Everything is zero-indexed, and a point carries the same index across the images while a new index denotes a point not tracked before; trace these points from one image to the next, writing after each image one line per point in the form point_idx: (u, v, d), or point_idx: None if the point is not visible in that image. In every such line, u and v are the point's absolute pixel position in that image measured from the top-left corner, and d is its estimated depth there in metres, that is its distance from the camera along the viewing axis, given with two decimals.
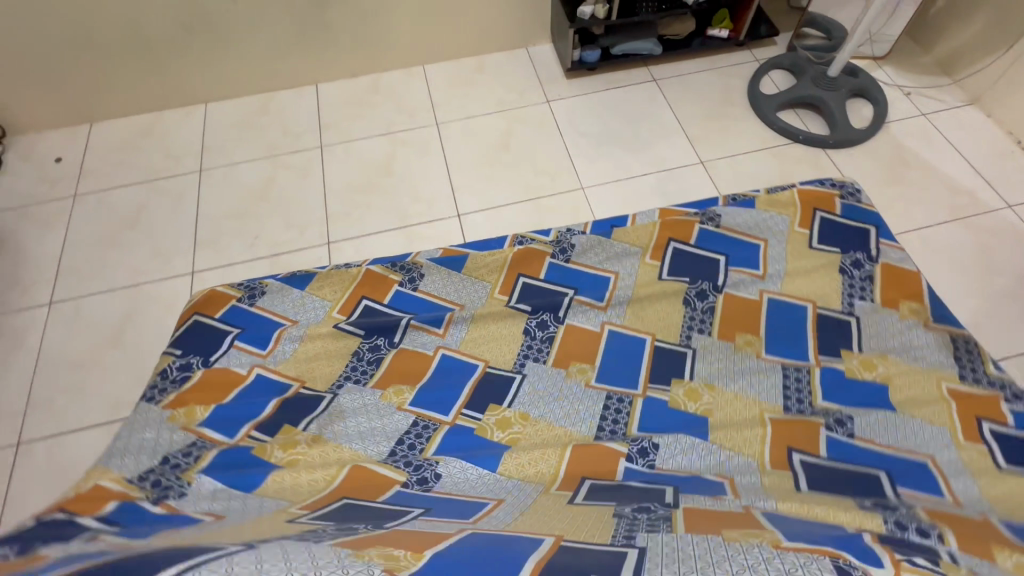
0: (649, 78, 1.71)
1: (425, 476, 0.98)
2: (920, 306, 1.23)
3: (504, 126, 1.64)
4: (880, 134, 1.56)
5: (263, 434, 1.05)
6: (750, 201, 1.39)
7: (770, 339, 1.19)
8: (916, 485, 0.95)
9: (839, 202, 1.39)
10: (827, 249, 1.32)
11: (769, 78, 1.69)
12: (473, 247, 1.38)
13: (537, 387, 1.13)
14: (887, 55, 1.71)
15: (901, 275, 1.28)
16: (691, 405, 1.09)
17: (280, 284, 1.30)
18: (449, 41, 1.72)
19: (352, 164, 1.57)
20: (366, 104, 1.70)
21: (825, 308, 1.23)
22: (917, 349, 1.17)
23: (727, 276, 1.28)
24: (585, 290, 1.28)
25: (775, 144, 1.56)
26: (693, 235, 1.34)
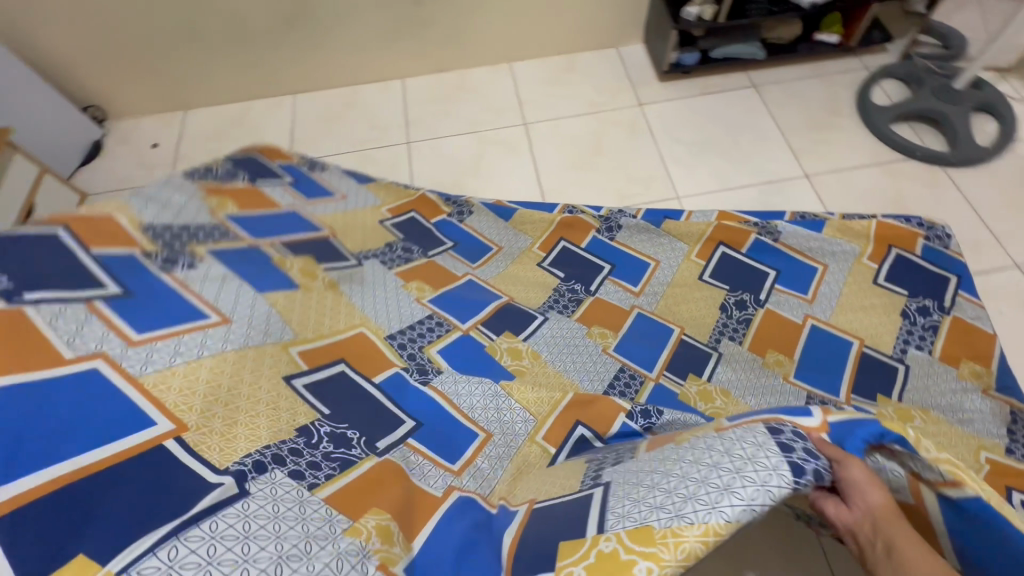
0: (748, 83, 1.63)
1: (425, 366, 0.89)
2: (984, 370, 1.07)
3: (593, 128, 1.59)
4: (1006, 153, 1.44)
5: (286, 250, 0.98)
6: (818, 222, 1.24)
7: (804, 364, 1.04)
8: None
9: (921, 241, 1.22)
10: (892, 286, 1.15)
11: (881, 88, 1.59)
12: (526, 206, 1.33)
13: (557, 333, 1.04)
14: (1014, 68, 1.58)
15: (971, 336, 1.11)
16: (701, 403, 0.96)
17: (342, 171, 1.29)
18: (540, 38, 1.68)
19: (439, 161, 1.55)
20: (452, 100, 1.67)
21: (874, 348, 1.07)
22: (966, 412, 1.00)
23: (771, 293, 1.14)
24: (622, 273, 1.19)
25: (888, 159, 1.46)
26: (749, 244, 1.21)
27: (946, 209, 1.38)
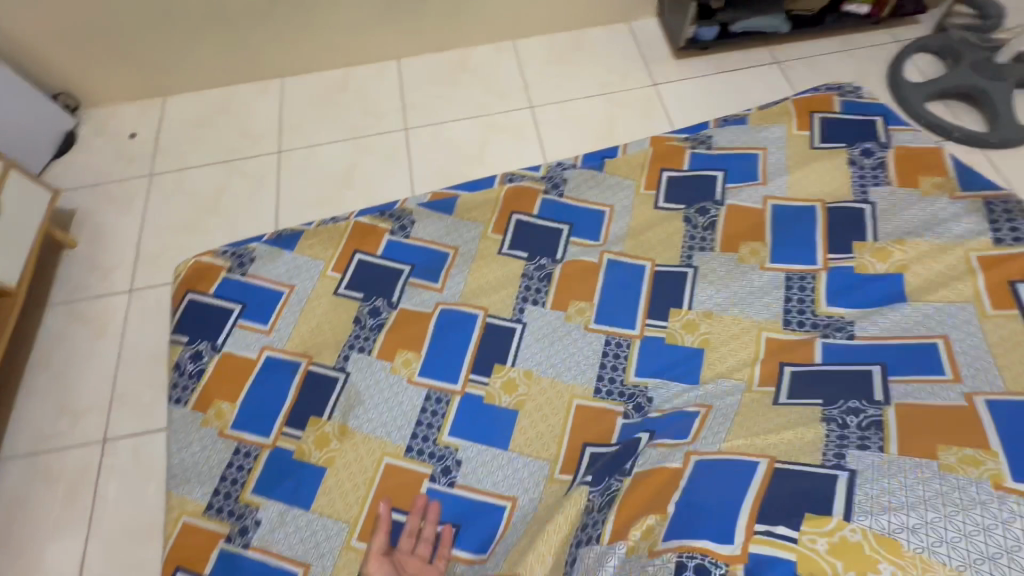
0: (770, 60, 1.52)
1: (448, 466, 1.00)
2: (943, 180, 1.15)
3: (605, 110, 1.47)
4: None
5: (297, 432, 1.02)
6: (740, 120, 1.33)
7: (776, 244, 1.13)
8: (917, 368, 0.91)
9: (835, 102, 1.32)
10: (830, 146, 1.24)
11: (913, 64, 1.47)
12: (462, 187, 1.30)
13: (540, 333, 1.11)
14: None
15: (918, 158, 1.20)
16: (689, 337, 1.06)
17: (267, 248, 1.21)
18: (546, 13, 1.56)
19: (440, 149, 1.44)
20: (452, 82, 1.55)
21: (835, 204, 1.15)
22: (941, 223, 1.09)
23: (725, 193, 1.22)
24: (580, 229, 1.22)
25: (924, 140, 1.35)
26: (686, 161, 1.28)
27: None
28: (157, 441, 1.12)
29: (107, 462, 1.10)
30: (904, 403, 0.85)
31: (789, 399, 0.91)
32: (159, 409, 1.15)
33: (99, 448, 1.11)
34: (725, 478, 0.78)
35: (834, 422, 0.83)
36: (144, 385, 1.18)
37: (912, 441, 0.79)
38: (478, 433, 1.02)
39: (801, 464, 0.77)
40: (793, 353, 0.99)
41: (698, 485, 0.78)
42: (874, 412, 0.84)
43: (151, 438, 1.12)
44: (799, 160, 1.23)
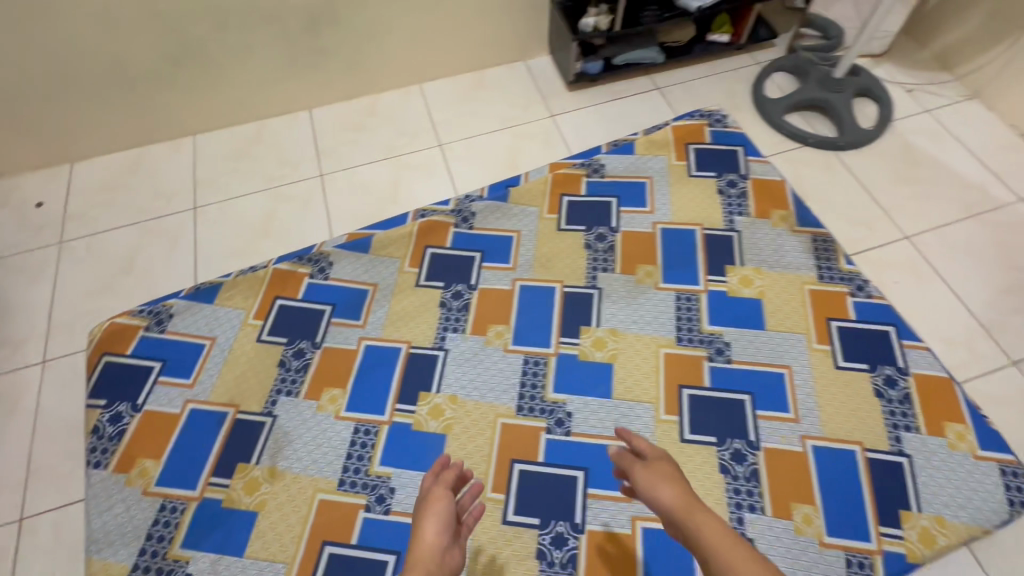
0: (652, 86, 1.69)
1: (382, 494, 1.03)
2: (788, 213, 1.31)
3: (509, 144, 1.59)
4: (888, 134, 1.56)
5: (224, 481, 1.03)
6: (628, 147, 1.45)
7: (666, 267, 1.26)
8: (774, 398, 1.08)
9: (707, 130, 1.46)
10: (704, 175, 1.38)
11: (772, 81, 1.68)
12: (378, 226, 1.37)
13: (460, 358, 1.18)
14: (886, 52, 1.71)
15: (769, 189, 1.35)
16: (599, 352, 1.17)
17: (186, 303, 1.22)
18: (447, 59, 1.68)
19: (356, 192, 1.51)
20: (363, 128, 1.63)
21: (711, 229, 1.29)
22: (785, 254, 1.25)
23: (620, 219, 1.34)
24: (491, 255, 1.31)
25: (786, 148, 1.54)
26: (582, 188, 1.40)
27: (843, 192, 1.46)
28: (77, 512, 1.10)
29: (25, 541, 1.07)
30: (771, 449, 1.03)
31: (691, 436, 1.05)
32: (80, 478, 1.13)
33: (15, 527, 1.08)
34: (672, 551, 0.97)
35: (728, 476, 1.01)
36: (62, 455, 1.16)
37: (781, 498, 0.98)
38: (407, 459, 1.06)
39: None
40: (685, 370, 1.13)
41: (654, 562, 0.96)
42: (751, 460, 1.02)
43: (71, 509, 1.10)
44: (679, 184, 1.38)
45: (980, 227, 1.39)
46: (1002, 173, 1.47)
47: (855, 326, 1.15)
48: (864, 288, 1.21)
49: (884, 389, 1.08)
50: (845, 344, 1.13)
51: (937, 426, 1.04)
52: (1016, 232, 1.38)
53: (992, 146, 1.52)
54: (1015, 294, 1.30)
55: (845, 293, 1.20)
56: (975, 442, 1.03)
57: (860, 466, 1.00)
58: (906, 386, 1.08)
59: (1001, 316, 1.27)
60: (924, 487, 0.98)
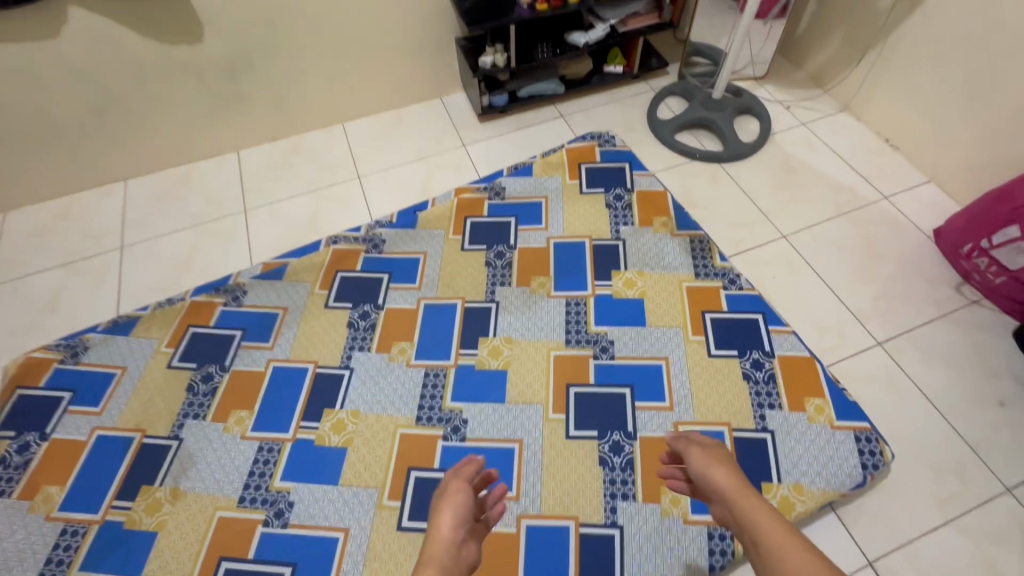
0: (556, 115, 1.84)
1: (281, 508, 1.07)
2: (668, 220, 1.43)
3: (423, 173, 1.71)
4: (768, 145, 1.70)
5: (127, 503, 1.07)
6: (527, 170, 1.58)
7: (558, 276, 1.35)
8: (652, 390, 1.17)
9: (597, 151, 1.60)
10: (593, 191, 1.51)
11: (666, 105, 1.84)
12: (292, 255, 1.45)
13: (363, 374, 1.24)
14: (766, 75, 1.88)
15: (653, 200, 1.48)
16: (494, 361, 1.24)
17: (102, 335, 1.28)
18: (366, 99, 1.81)
19: (277, 225, 1.60)
20: (287, 166, 1.74)
21: (599, 239, 1.40)
22: (666, 257, 1.36)
23: (517, 235, 1.44)
24: (398, 275, 1.40)
25: (676, 163, 1.68)
26: (485, 209, 1.51)
27: (728, 199, 1.59)
28: None
29: None
30: (647, 439, 1.12)
31: (575, 431, 1.14)
32: None
33: None
34: (550, 544, 1.02)
35: (606, 466, 1.10)
36: None
37: (650, 484, 1.07)
38: (308, 473, 1.11)
39: (595, 524, 1.04)
40: (573, 370, 1.22)
41: (531, 556, 1.01)
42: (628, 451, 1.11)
43: None
44: (572, 201, 1.50)
45: (850, 224, 1.52)
46: (869, 175, 1.62)
47: (726, 316, 1.25)
48: (736, 281, 1.31)
49: (751, 371, 1.17)
50: (717, 334, 1.23)
51: (798, 403, 1.13)
52: (881, 226, 1.51)
53: (861, 152, 1.67)
54: (882, 282, 1.41)
55: (719, 287, 1.30)
56: (833, 413, 1.11)
57: (728, 446, 1.08)
58: (770, 367, 1.17)
59: (870, 302, 1.38)
60: (784, 459, 1.06)
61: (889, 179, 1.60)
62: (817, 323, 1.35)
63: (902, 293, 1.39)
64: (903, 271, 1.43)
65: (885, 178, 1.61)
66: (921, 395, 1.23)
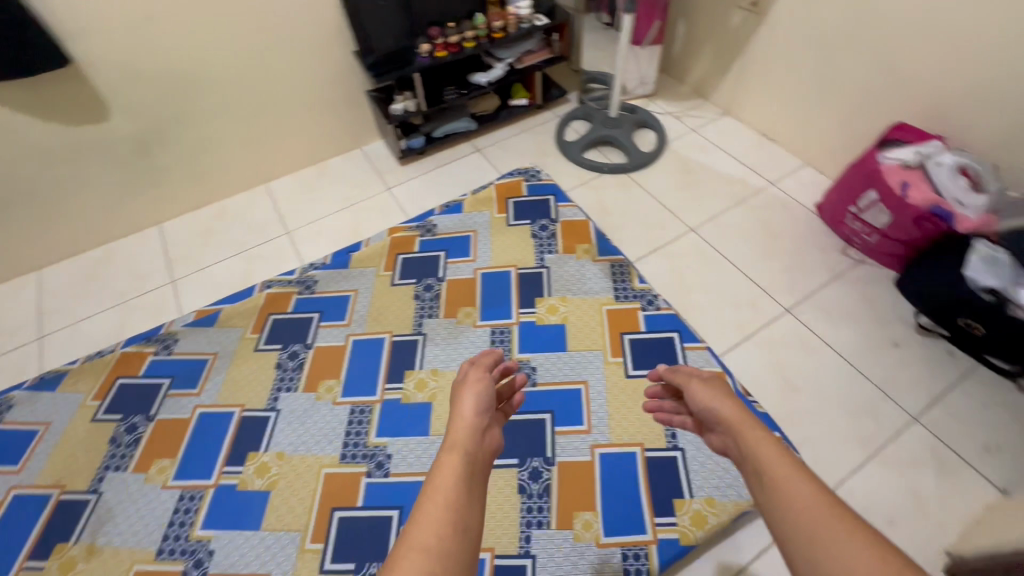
0: (473, 149, 1.96)
1: (200, 557, 1.05)
2: (591, 247, 1.53)
3: (352, 219, 1.76)
4: (665, 153, 1.88)
5: (40, 562, 1.05)
6: (457, 206, 1.66)
7: (484, 306, 1.41)
8: (572, 413, 1.21)
9: (523, 185, 1.71)
10: (520, 222, 1.60)
11: (572, 128, 2.01)
12: (226, 302, 1.46)
13: (293, 414, 1.24)
14: (655, 92, 2.10)
15: (577, 229, 1.58)
16: (418, 394, 1.25)
17: (26, 393, 1.28)
18: (286, 158, 1.86)
19: (208, 291, 1.59)
20: (213, 230, 1.74)
21: (524, 268, 1.48)
22: (586, 283, 1.44)
23: (446, 268, 1.50)
24: (330, 313, 1.43)
25: (589, 178, 1.82)
26: (416, 245, 1.57)
27: (639, 204, 1.73)
28: None
29: None
30: (564, 463, 1.14)
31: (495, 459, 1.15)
32: None
33: None
34: None
35: (524, 494, 1.11)
36: None
37: (566, 507, 1.09)
38: (230, 519, 1.09)
39: (508, 555, 1.04)
40: None
41: None
42: (545, 475, 1.13)
43: None
44: (499, 233, 1.58)
45: (747, 211, 1.69)
46: (756, 166, 1.82)
47: (642, 336, 1.33)
48: (653, 301, 1.39)
49: None
50: (635, 353, 1.30)
51: None
52: (772, 208, 1.69)
53: (746, 148, 1.88)
54: (782, 256, 1.57)
55: (636, 309, 1.38)
56: None
57: (639, 464, 1.13)
58: None
59: (775, 275, 1.53)
60: (694, 475, 1.11)
61: (773, 167, 1.81)
62: (733, 300, 1.48)
63: (800, 264, 1.55)
64: (799, 245, 1.60)
65: (770, 167, 1.81)
66: (830, 349, 1.37)
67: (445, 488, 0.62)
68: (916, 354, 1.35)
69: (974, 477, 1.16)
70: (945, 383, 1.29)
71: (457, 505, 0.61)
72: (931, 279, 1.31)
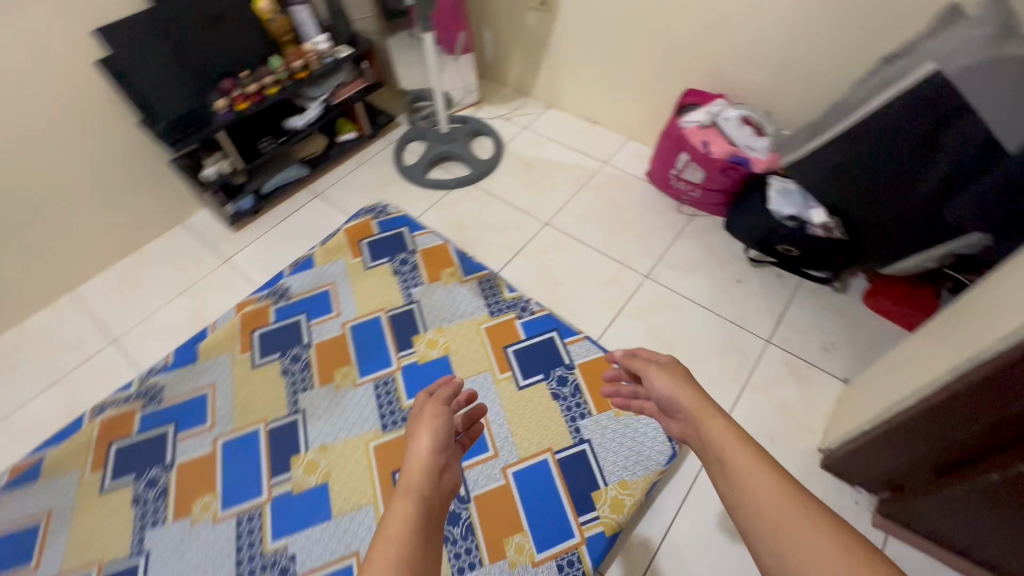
0: (312, 196, 1.83)
1: None
2: (455, 270, 1.52)
3: (190, 305, 1.56)
4: (505, 156, 1.92)
5: None
6: (307, 262, 1.55)
7: (361, 361, 1.33)
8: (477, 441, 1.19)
9: (373, 223, 1.64)
10: (379, 262, 1.53)
11: (409, 151, 1.97)
12: (49, 445, 1.22)
13: (166, 552, 1.07)
14: (481, 99, 2.14)
15: (437, 255, 1.56)
16: (311, 477, 1.15)
17: None
18: (90, 257, 1.59)
19: (22, 441, 1.30)
20: (11, 365, 1.44)
21: (393, 309, 1.42)
22: (460, 306, 1.43)
23: (311, 332, 1.39)
24: (186, 421, 1.25)
25: (438, 197, 1.80)
26: (271, 316, 1.43)
27: (492, 211, 1.75)
28: None
29: None
30: (481, 496, 1.12)
31: None
32: None
33: None
34: None
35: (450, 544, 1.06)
36: None
37: (493, 540, 1.06)
38: None
39: None
40: (394, 454, 1.18)
41: None
42: (466, 515, 1.09)
43: None
44: (359, 279, 1.50)
45: (590, 194, 1.79)
46: (588, 151, 1.93)
47: (525, 343, 1.35)
48: (528, 307, 1.43)
49: (559, 389, 1.27)
50: (522, 361, 1.31)
51: (603, 402, 1.24)
52: (613, 186, 1.80)
53: (575, 135, 1.99)
54: (630, 228, 1.69)
55: (513, 317, 1.40)
56: None
57: (553, 471, 1.14)
58: (574, 378, 1.28)
59: (628, 247, 1.64)
60: (605, 462, 1.15)
61: (602, 148, 1.93)
62: (600, 282, 1.55)
63: (647, 231, 1.68)
64: (641, 214, 1.72)
65: (599, 148, 1.94)
66: (690, 302, 1.50)
67: (401, 534, 0.61)
68: (756, 285, 1.52)
69: (822, 377, 1.34)
70: (784, 303, 1.47)
71: (418, 549, 0.61)
72: (749, 221, 1.49)
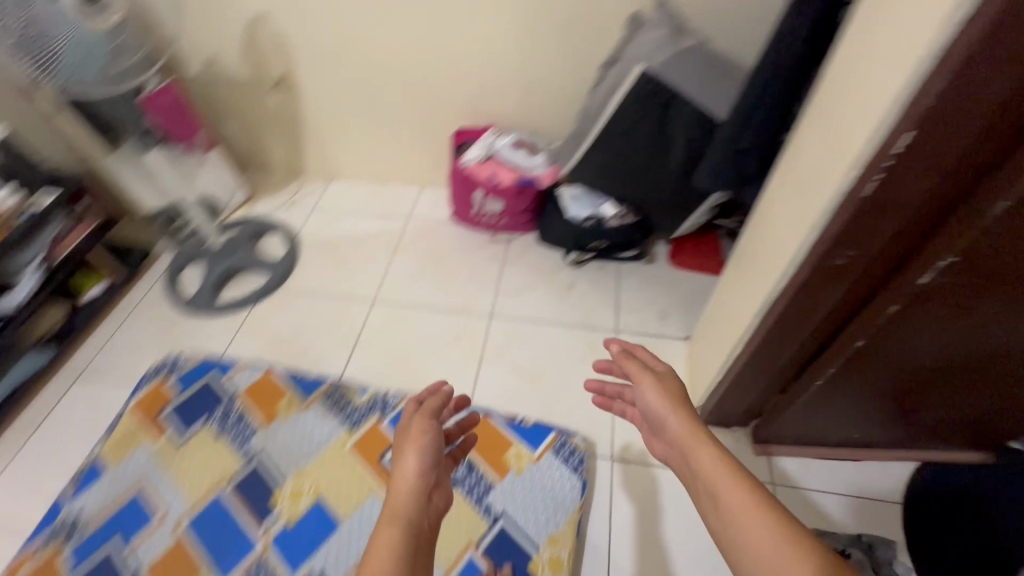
0: (72, 379, 1.44)
1: None
2: (291, 396, 1.32)
3: None
4: (302, 246, 1.75)
5: None
6: (92, 471, 1.20)
7: (216, 560, 1.08)
8: None
9: (168, 385, 1.35)
10: (193, 430, 1.27)
11: (185, 278, 1.67)
12: None
13: None
14: (251, 194, 1.92)
15: (264, 389, 1.34)
16: None
17: None
18: None
19: None
20: None
21: (233, 476, 1.18)
22: (313, 435, 1.25)
23: (133, 558, 1.08)
24: None
25: (242, 319, 1.55)
26: (64, 565, 1.08)
27: (311, 311, 1.57)
28: None
29: None
30: None
31: None
32: None
33: None
34: None
35: None
36: None
37: None
38: None
39: None
40: None
41: None
42: None
43: None
44: (174, 460, 1.21)
45: (407, 254, 1.72)
46: (387, 211, 1.86)
47: None
48: (388, 401, 1.31)
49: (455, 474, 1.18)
50: None
51: (502, 466, 1.19)
52: (424, 239, 1.76)
53: (368, 200, 1.90)
54: (458, 275, 1.66)
55: (377, 420, 1.28)
56: (529, 448, 1.22)
57: (483, 565, 1.06)
58: None
59: (464, 294, 1.61)
60: (527, 528, 1.11)
61: (400, 205, 1.88)
62: (450, 340, 1.50)
63: (475, 271, 1.67)
64: (463, 256, 1.71)
65: (398, 206, 1.87)
66: (539, 323, 1.53)
67: (382, 561, 0.63)
68: (587, 284, 1.62)
69: (670, 342, 1.47)
70: (614, 292, 1.59)
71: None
72: (560, 238, 1.59)
